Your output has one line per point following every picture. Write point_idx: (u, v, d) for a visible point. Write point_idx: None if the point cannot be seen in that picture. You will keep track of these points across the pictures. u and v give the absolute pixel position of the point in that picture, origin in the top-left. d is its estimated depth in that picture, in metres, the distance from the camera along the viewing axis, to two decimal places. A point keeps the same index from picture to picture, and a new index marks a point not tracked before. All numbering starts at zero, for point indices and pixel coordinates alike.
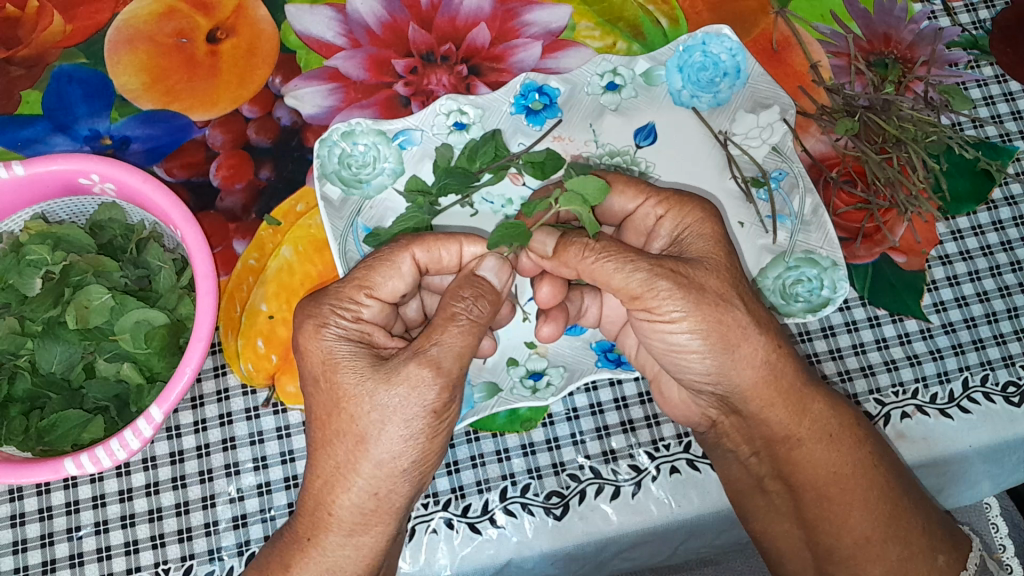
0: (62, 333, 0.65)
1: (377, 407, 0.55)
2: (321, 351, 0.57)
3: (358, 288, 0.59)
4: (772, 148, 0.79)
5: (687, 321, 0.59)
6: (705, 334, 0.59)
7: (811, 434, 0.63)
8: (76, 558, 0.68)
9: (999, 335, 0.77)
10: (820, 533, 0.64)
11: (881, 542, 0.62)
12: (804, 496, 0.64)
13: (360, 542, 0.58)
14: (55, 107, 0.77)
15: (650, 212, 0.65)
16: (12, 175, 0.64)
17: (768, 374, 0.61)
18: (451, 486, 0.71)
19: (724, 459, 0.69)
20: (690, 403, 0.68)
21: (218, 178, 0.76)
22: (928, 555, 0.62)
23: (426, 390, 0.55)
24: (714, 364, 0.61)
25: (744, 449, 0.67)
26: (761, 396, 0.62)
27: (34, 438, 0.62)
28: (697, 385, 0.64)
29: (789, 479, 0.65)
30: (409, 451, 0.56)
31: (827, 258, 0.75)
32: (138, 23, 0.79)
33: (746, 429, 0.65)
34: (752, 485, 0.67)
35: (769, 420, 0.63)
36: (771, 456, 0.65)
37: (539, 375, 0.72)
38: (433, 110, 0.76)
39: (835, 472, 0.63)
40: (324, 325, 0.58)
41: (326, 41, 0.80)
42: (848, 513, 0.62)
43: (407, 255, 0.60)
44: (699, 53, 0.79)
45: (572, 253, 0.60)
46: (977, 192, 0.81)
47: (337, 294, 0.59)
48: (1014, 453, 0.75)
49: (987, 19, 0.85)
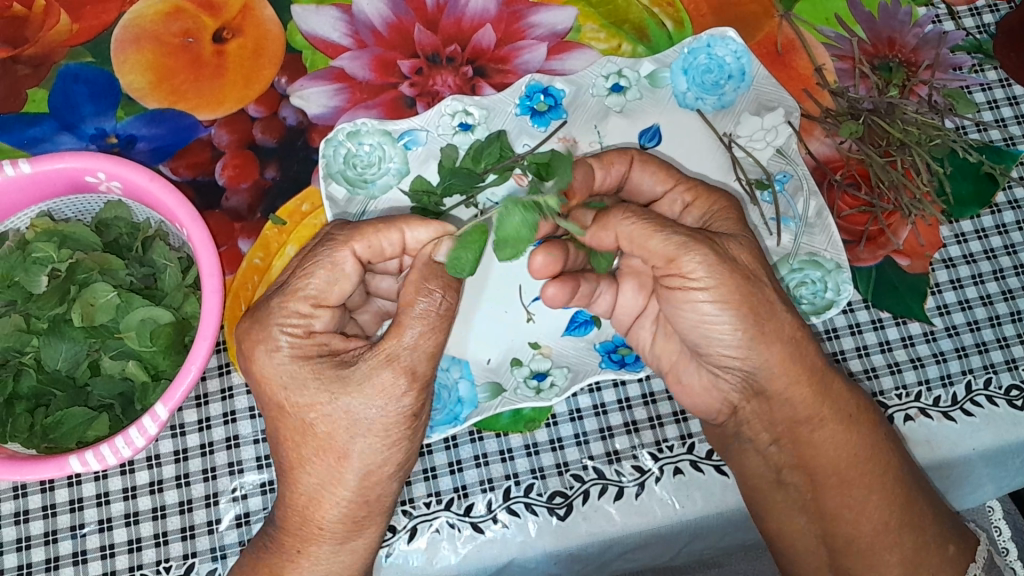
0: (68, 331, 0.65)
1: (352, 421, 0.55)
2: (282, 376, 0.56)
3: (303, 301, 0.57)
4: (777, 150, 0.79)
5: (719, 292, 0.59)
6: (735, 307, 0.59)
7: (834, 415, 0.64)
8: (80, 556, 0.69)
9: (1002, 338, 0.77)
10: (837, 523, 0.65)
11: (897, 529, 0.64)
12: (823, 486, 0.65)
13: (353, 547, 0.61)
14: (61, 106, 0.77)
15: (678, 198, 0.70)
16: (18, 173, 0.64)
17: (793, 350, 0.61)
18: (454, 485, 0.71)
19: (741, 454, 0.68)
20: (712, 390, 0.66)
21: (223, 177, 0.76)
22: (939, 546, 0.65)
23: (396, 395, 0.55)
24: (745, 338, 0.60)
25: (764, 437, 0.66)
26: (787, 372, 0.62)
27: (39, 436, 0.62)
28: (724, 363, 0.63)
29: (807, 469, 0.65)
30: (388, 459, 0.58)
31: (831, 261, 0.76)
32: (144, 22, 0.79)
33: (769, 411, 0.65)
34: (770, 481, 0.67)
35: (793, 400, 0.63)
36: (791, 442, 0.65)
37: (542, 375, 0.73)
38: (438, 111, 0.77)
39: (853, 457, 0.64)
40: (277, 349, 0.56)
41: (331, 41, 0.80)
42: (867, 496, 0.64)
43: (348, 251, 0.57)
44: (704, 55, 0.79)
45: (612, 219, 0.61)
46: (981, 195, 0.81)
47: (282, 309, 0.56)
48: (1017, 457, 0.75)
49: (992, 23, 0.85)
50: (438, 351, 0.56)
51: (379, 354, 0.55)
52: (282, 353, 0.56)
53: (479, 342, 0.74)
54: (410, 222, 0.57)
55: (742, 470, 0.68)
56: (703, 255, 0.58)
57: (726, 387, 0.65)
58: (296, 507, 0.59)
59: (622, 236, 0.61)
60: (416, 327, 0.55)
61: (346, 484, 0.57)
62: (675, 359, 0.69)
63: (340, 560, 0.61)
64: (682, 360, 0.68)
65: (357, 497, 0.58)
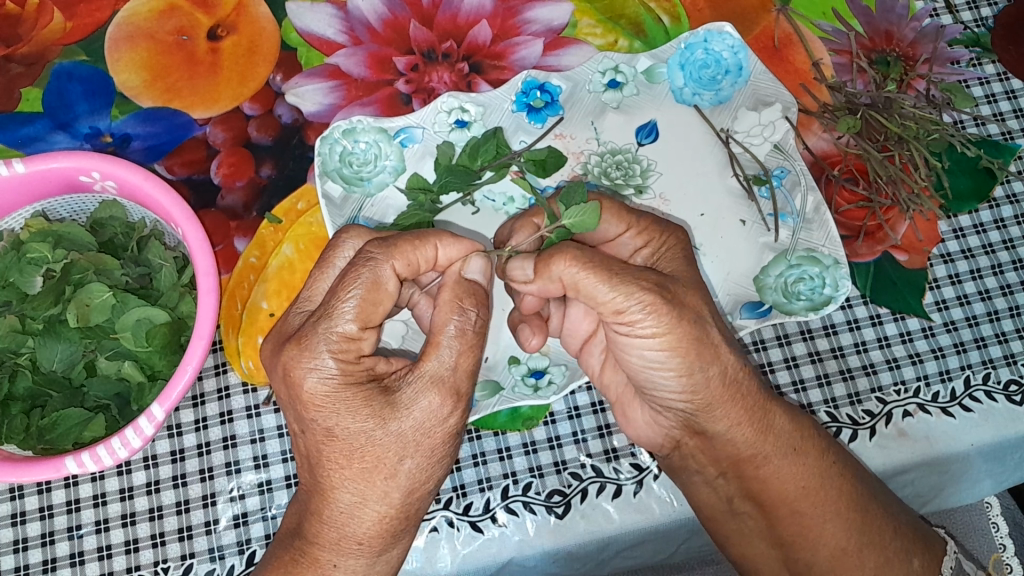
0: (63, 331, 0.65)
1: (403, 443, 0.54)
2: (332, 401, 0.53)
3: (348, 325, 0.53)
4: (774, 146, 0.79)
5: (664, 339, 0.58)
6: (678, 354, 0.59)
7: (777, 450, 0.64)
8: (76, 557, 0.68)
9: (1000, 333, 0.77)
10: (795, 547, 0.65)
11: (857, 552, 0.63)
12: (774, 515, 0.65)
13: (379, 559, 0.59)
14: (55, 105, 0.77)
15: (628, 243, 0.66)
16: (12, 173, 0.64)
17: (733, 389, 0.62)
18: (454, 484, 0.71)
19: (690, 484, 0.68)
20: (655, 425, 0.68)
21: (219, 176, 0.76)
22: (903, 558, 0.64)
23: (442, 416, 0.55)
24: (686, 383, 0.61)
25: (710, 470, 0.67)
26: (728, 415, 0.62)
27: (35, 436, 0.62)
28: (669, 403, 0.63)
29: (758, 500, 0.66)
30: (431, 475, 0.57)
31: (829, 257, 0.75)
32: (138, 20, 0.78)
33: (710, 448, 0.65)
34: (721, 510, 0.67)
35: (735, 440, 0.64)
36: (738, 477, 0.66)
37: (540, 373, 0.72)
38: (434, 109, 0.76)
39: (804, 486, 0.64)
40: (328, 375, 0.53)
41: (326, 38, 0.79)
42: (824, 522, 0.64)
43: (388, 268, 0.54)
44: (700, 51, 0.79)
45: (556, 265, 0.58)
46: (979, 190, 0.80)
47: (326, 332, 0.53)
48: (1015, 452, 0.75)
49: (990, 17, 0.84)
50: (475, 369, 0.56)
51: (423, 376, 0.54)
52: (331, 378, 0.53)
53: None
54: (444, 236, 0.56)
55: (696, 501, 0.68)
56: (650, 302, 0.57)
57: (667, 423, 0.67)
58: (333, 524, 0.56)
59: (567, 282, 0.58)
60: (453, 346, 0.55)
61: (394, 504, 0.56)
62: (622, 392, 0.70)
63: (375, 569, 0.59)
64: (628, 392, 0.69)
65: (397, 510, 0.56)
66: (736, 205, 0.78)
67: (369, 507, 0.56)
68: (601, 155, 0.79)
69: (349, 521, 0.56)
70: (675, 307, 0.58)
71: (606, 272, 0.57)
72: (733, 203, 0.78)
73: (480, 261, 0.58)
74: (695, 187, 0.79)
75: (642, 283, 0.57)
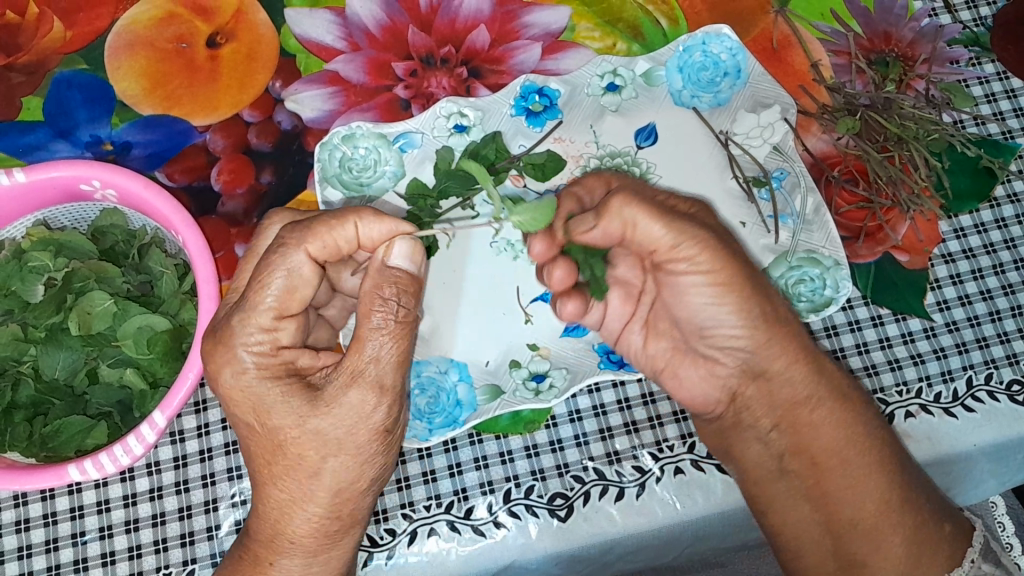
0: (66, 339, 0.65)
1: (323, 441, 0.54)
2: (249, 394, 0.54)
3: (265, 314, 0.54)
4: (773, 148, 0.79)
5: (717, 273, 0.62)
6: (732, 287, 0.62)
7: (830, 392, 0.65)
8: (80, 563, 0.69)
9: (1003, 333, 0.77)
10: (837, 506, 0.64)
11: (898, 508, 0.63)
12: (824, 470, 0.65)
13: (327, 558, 0.60)
14: (57, 113, 0.77)
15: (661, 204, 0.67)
16: (13, 182, 0.64)
17: (789, 329, 0.64)
18: (397, 477, 0.71)
19: (745, 441, 0.68)
20: (710, 380, 0.68)
21: (220, 182, 0.76)
22: (935, 522, 0.63)
23: (368, 411, 0.54)
24: (743, 317, 0.63)
25: (764, 423, 0.67)
26: (788, 351, 0.64)
27: (38, 444, 0.62)
28: (725, 346, 0.66)
29: (807, 454, 0.65)
30: (361, 474, 0.57)
31: (829, 258, 0.76)
32: (138, 28, 0.79)
33: (769, 394, 0.66)
34: (772, 471, 0.67)
35: (793, 379, 0.65)
36: (791, 427, 0.66)
37: (541, 377, 0.73)
38: (433, 114, 0.77)
39: (851, 435, 0.65)
40: (244, 371, 0.54)
41: (325, 44, 0.79)
42: (869, 474, 0.64)
43: (301, 254, 0.54)
44: (699, 53, 0.79)
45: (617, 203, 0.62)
46: (980, 191, 0.80)
47: (244, 325, 0.54)
48: (1020, 452, 0.74)
49: (989, 16, 0.84)
50: (405, 359, 0.55)
51: (344, 371, 0.54)
52: (247, 372, 0.54)
53: (477, 346, 0.74)
54: (364, 215, 0.56)
55: (742, 460, 0.69)
56: (703, 239, 0.61)
57: (722, 372, 0.67)
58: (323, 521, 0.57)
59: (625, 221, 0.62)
60: (378, 341, 0.53)
61: (330, 502, 0.57)
62: (670, 356, 0.70)
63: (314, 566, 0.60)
64: (678, 356, 0.70)
65: (326, 510, 0.57)
66: (736, 207, 0.78)
67: (301, 511, 0.57)
68: (599, 158, 0.79)
69: (298, 513, 0.57)
70: (723, 244, 0.62)
71: (661, 213, 0.61)
72: (733, 204, 0.78)
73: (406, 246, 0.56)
74: (697, 187, 0.79)
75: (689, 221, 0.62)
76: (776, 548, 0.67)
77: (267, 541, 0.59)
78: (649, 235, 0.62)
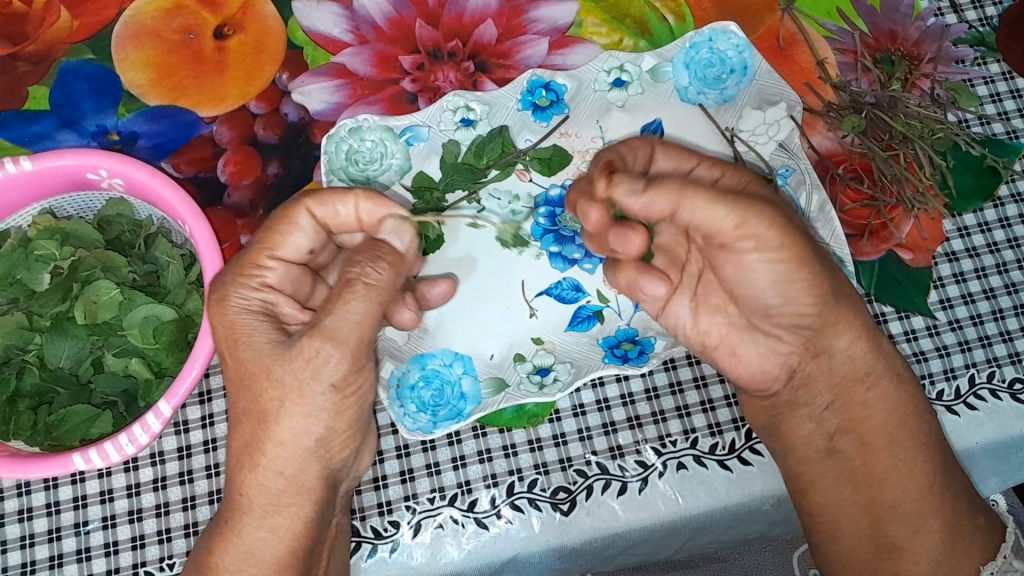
0: (71, 328, 0.66)
1: (278, 387, 0.57)
2: (234, 321, 0.58)
3: (272, 259, 0.61)
4: (779, 145, 0.79)
5: (783, 257, 0.61)
6: (804, 267, 0.61)
7: (888, 371, 0.66)
8: (84, 553, 0.69)
9: (1005, 332, 0.77)
10: (885, 487, 0.66)
11: (938, 494, 0.66)
12: (873, 452, 0.67)
13: (274, 523, 0.60)
14: (62, 103, 0.77)
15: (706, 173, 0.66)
16: (19, 170, 0.64)
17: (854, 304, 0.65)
18: (401, 469, 0.71)
19: (792, 421, 0.68)
20: (769, 357, 0.67)
21: (226, 173, 0.76)
22: (971, 513, 0.66)
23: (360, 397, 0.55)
24: (815, 296, 0.63)
25: (821, 400, 0.67)
26: (851, 325, 0.64)
27: (42, 433, 0.62)
28: (791, 324, 0.65)
29: (860, 433, 0.67)
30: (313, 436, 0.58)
31: (833, 255, 0.76)
32: (145, 18, 0.79)
33: (828, 369, 0.66)
34: (820, 450, 0.68)
35: (853, 356, 0.66)
36: (845, 405, 0.67)
37: (546, 371, 0.73)
38: (439, 107, 0.76)
39: (905, 420, 0.66)
40: (245, 301, 0.59)
41: (332, 37, 0.79)
42: (917, 458, 0.66)
43: (304, 211, 0.60)
44: (705, 50, 0.79)
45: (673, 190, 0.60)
46: (984, 190, 0.80)
47: (256, 261, 0.60)
48: (1018, 450, 0.75)
49: (994, 16, 0.84)
50: None
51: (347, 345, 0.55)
52: (245, 304, 0.59)
53: (484, 338, 0.74)
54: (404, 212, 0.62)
55: (790, 439, 0.68)
56: (772, 221, 0.60)
57: (784, 350, 0.67)
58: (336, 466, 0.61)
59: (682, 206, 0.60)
60: None
61: (304, 449, 0.58)
62: (725, 333, 0.69)
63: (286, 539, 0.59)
64: (735, 331, 0.68)
65: None
66: None
67: (267, 450, 0.58)
68: None
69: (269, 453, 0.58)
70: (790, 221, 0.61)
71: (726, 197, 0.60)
72: None
73: (396, 225, 0.62)
74: None
75: (761, 206, 0.60)
76: (812, 530, 0.69)
77: (242, 483, 0.59)
78: (711, 218, 0.60)
